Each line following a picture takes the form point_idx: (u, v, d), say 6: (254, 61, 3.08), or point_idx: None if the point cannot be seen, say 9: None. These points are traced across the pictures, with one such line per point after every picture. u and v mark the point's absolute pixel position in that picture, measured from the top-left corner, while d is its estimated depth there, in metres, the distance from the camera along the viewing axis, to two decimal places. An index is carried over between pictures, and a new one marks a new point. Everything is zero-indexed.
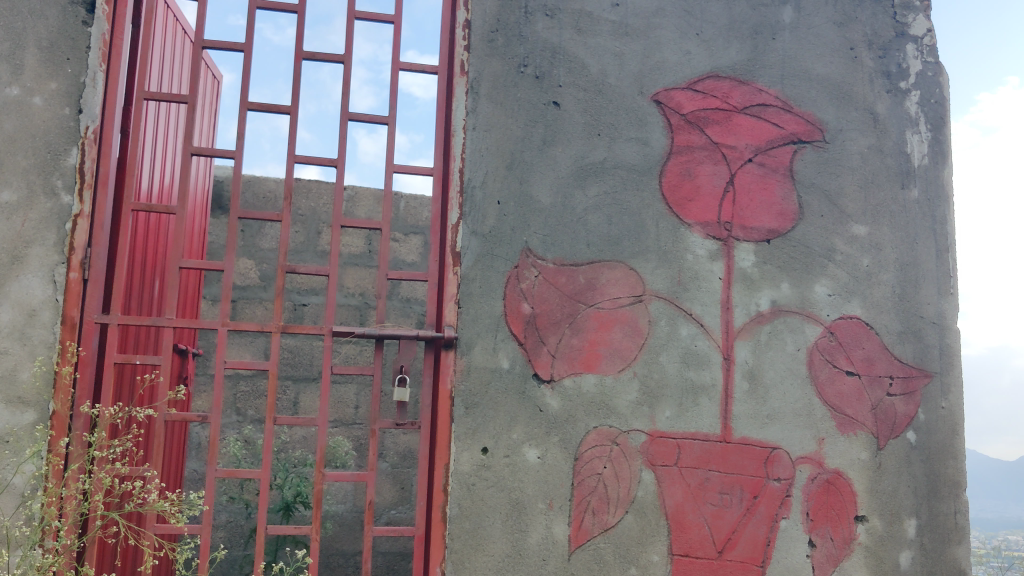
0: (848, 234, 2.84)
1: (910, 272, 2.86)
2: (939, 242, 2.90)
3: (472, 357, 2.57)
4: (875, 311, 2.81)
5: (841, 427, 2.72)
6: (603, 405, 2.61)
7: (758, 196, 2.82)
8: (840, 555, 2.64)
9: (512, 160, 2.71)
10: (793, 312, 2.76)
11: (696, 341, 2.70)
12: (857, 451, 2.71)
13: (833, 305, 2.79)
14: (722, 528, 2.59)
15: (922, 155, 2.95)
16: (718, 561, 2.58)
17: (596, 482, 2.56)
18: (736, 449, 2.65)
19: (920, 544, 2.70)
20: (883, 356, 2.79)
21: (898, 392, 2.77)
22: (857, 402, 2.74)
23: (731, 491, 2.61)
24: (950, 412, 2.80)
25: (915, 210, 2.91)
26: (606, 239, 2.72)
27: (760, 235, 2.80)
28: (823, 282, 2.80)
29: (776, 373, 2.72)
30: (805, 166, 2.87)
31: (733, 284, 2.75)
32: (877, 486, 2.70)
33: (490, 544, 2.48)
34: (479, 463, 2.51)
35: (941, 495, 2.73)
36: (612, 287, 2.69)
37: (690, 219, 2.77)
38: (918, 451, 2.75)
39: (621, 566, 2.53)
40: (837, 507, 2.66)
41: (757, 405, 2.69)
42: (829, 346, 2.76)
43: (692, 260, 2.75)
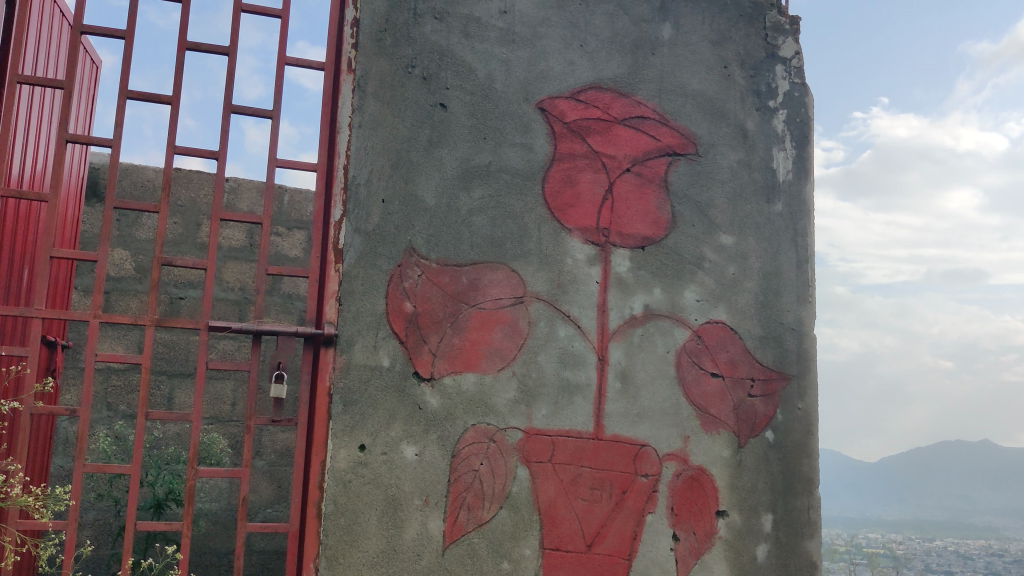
0: (716, 243, 2.99)
1: (772, 281, 3.03)
2: (800, 253, 3.09)
3: (352, 354, 2.59)
4: (739, 317, 2.97)
5: (705, 426, 2.86)
6: (481, 403, 2.67)
7: (634, 204, 2.94)
8: (702, 548, 2.78)
9: (398, 160, 2.74)
10: (663, 316, 2.89)
11: (573, 343, 2.79)
12: (720, 449, 2.86)
13: (701, 310, 2.93)
14: (592, 523, 2.69)
15: (787, 171, 3.13)
16: (588, 555, 2.67)
17: (472, 479, 2.61)
18: (607, 446, 2.76)
19: (776, 538, 2.86)
20: (746, 359, 2.95)
21: (758, 393, 2.94)
22: (720, 402, 2.89)
23: (601, 487, 2.72)
24: (806, 413, 2.98)
25: (779, 222, 3.08)
26: (489, 241, 2.78)
27: (635, 242, 2.91)
28: (692, 288, 2.94)
29: (647, 374, 2.84)
30: (679, 178, 3.00)
31: (609, 288, 2.86)
32: (736, 482, 2.85)
33: (365, 540, 2.50)
34: (356, 460, 2.54)
35: (795, 491, 2.90)
36: (493, 288, 2.75)
37: (570, 224, 2.86)
38: (775, 450, 2.91)
39: (494, 561, 2.59)
40: (700, 501, 2.80)
41: (628, 404, 2.81)
42: (696, 349, 2.90)
43: (570, 264, 2.84)
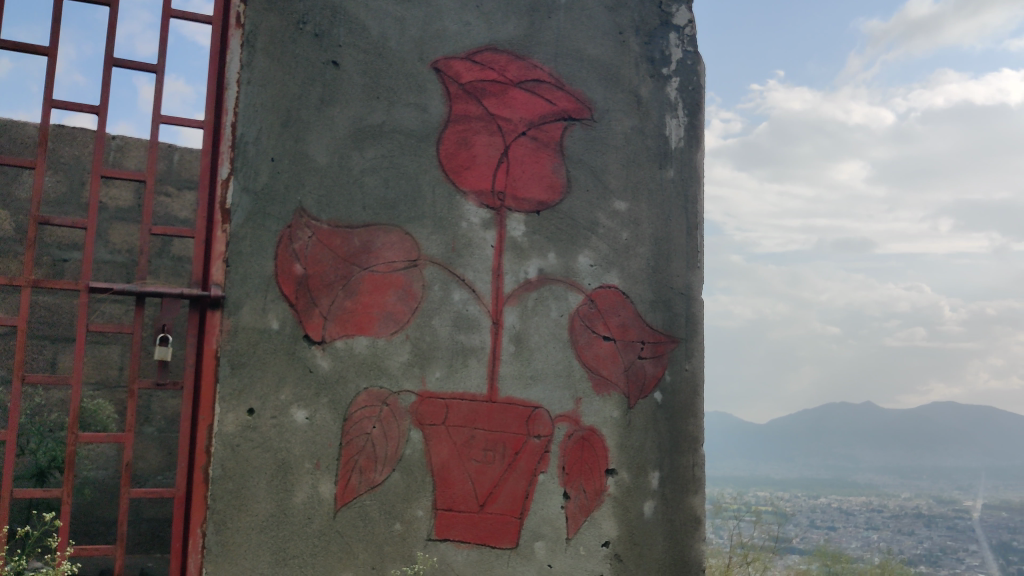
0: (609, 209, 3.03)
1: (663, 246, 3.09)
2: (690, 219, 3.15)
3: (240, 317, 2.53)
4: (631, 282, 3.02)
5: (596, 388, 2.92)
6: (374, 366, 2.65)
7: (529, 168, 2.95)
8: (592, 506, 2.84)
9: (287, 118, 2.68)
10: (557, 280, 2.92)
11: (467, 306, 2.80)
12: (610, 410, 2.92)
13: (594, 275, 2.97)
14: (484, 483, 2.72)
15: (679, 138, 3.19)
16: (480, 515, 2.70)
17: (364, 442, 2.60)
18: (501, 408, 2.78)
19: (662, 494, 2.94)
20: (636, 323, 3.01)
21: (648, 355, 3.01)
22: (611, 364, 2.95)
23: (494, 448, 2.74)
24: (693, 374, 3.07)
25: (670, 189, 3.14)
26: (382, 203, 2.75)
27: (530, 206, 2.93)
28: (586, 253, 2.97)
29: (541, 337, 2.87)
30: (574, 143, 3.02)
31: (504, 252, 2.87)
32: (625, 442, 2.92)
33: (254, 504, 2.47)
34: (245, 424, 2.49)
35: (681, 449, 3.00)
36: (386, 251, 2.72)
37: (465, 187, 2.85)
38: (663, 410, 2.99)
39: (386, 523, 2.59)
40: (590, 461, 2.85)
41: (522, 366, 2.83)
42: (588, 313, 2.94)
43: (466, 227, 2.83)
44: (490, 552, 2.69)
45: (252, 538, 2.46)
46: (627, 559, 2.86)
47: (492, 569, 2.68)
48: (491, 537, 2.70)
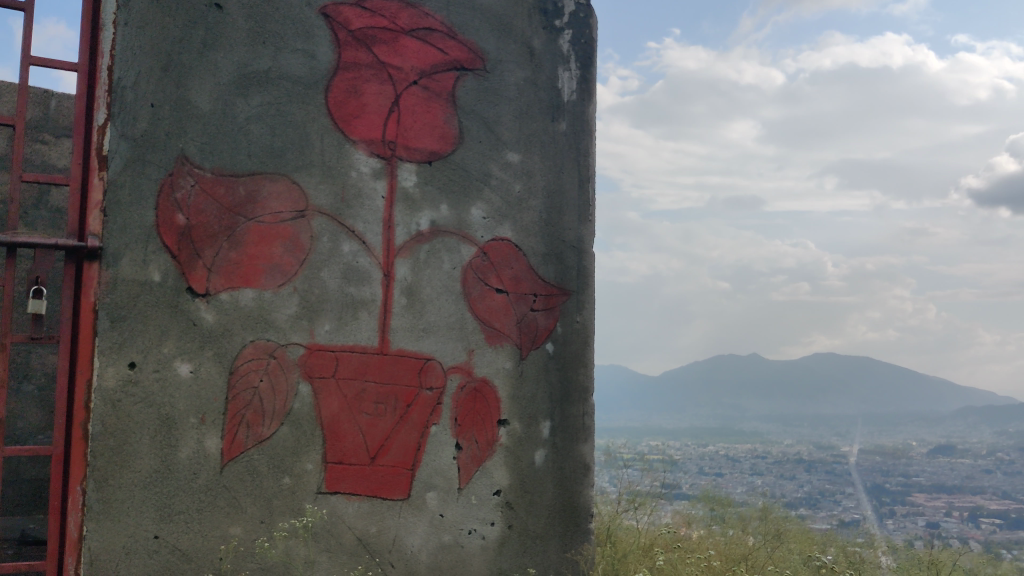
0: (502, 160, 3.00)
1: (556, 199, 3.09)
2: (582, 172, 3.16)
3: (119, 268, 2.45)
4: (524, 235, 3.01)
5: (489, 339, 2.90)
6: (261, 319, 2.59)
7: (420, 118, 2.90)
8: (484, 456, 2.83)
9: (168, 62, 2.57)
10: (449, 233, 2.87)
11: (357, 258, 2.74)
12: (502, 361, 2.91)
13: (487, 227, 2.94)
14: (376, 435, 2.68)
15: (571, 91, 3.19)
16: (371, 467, 2.66)
17: (252, 396, 2.55)
18: (392, 360, 2.73)
19: (553, 443, 2.96)
20: (529, 276, 3.00)
21: (540, 307, 3.01)
22: (504, 316, 2.93)
23: (386, 401, 2.70)
24: (584, 325, 3.09)
25: (563, 141, 3.14)
26: (268, 151, 2.67)
27: (421, 156, 2.87)
28: (479, 205, 2.94)
29: (433, 289, 2.82)
30: (467, 93, 2.98)
31: (394, 203, 2.81)
32: (517, 392, 2.92)
33: (136, 460, 2.41)
34: (126, 378, 2.42)
35: (572, 399, 3.02)
36: (273, 201, 2.65)
37: (355, 136, 2.79)
38: (555, 360, 3.00)
39: (274, 476, 2.55)
40: (482, 412, 2.84)
41: (413, 319, 2.78)
42: (481, 266, 2.91)
43: (355, 177, 2.77)
44: (380, 504, 2.67)
45: (134, 495, 2.41)
46: (518, 507, 2.87)
47: (383, 520, 2.66)
48: (383, 489, 2.67)
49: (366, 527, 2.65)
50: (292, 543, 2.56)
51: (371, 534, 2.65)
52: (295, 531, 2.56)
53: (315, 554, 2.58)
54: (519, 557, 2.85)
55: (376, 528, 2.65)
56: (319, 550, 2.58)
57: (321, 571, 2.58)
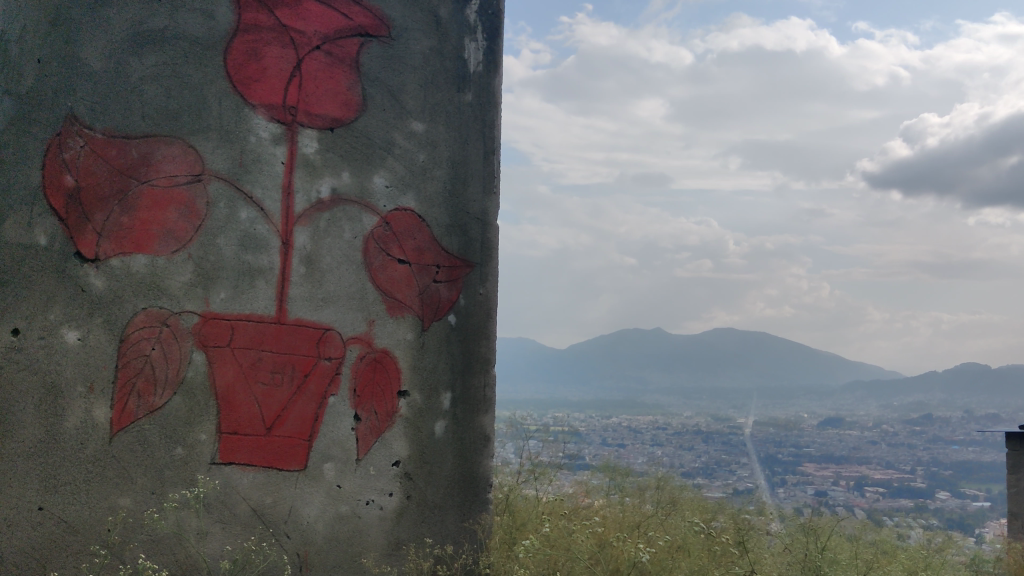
0: (406, 129, 2.94)
1: (460, 169, 3.05)
2: (487, 144, 3.13)
3: (4, 232, 2.41)
4: (427, 205, 2.96)
5: (390, 310, 2.84)
6: (153, 286, 2.52)
7: (323, 83, 2.82)
8: (383, 427, 2.79)
9: (56, 17, 2.52)
10: (350, 201, 2.81)
11: (255, 225, 2.66)
12: (403, 332, 2.86)
13: (389, 196, 2.88)
14: (272, 406, 2.62)
15: (478, 62, 3.14)
16: (266, 438, 2.61)
17: (143, 364, 2.48)
18: (290, 330, 2.66)
19: (453, 414, 2.94)
20: (432, 247, 2.96)
21: (443, 279, 2.97)
22: (405, 287, 2.88)
23: (282, 371, 2.64)
24: (487, 298, 3.07)
25: (468, 112, 3.09)
26: (163, 113, 2.58)
27: (323, 123, 2.80)
28: (381, 173, 2.87)
29: (333, 259, 2.76)
30: (371, 60, 2.91)
31: (294, 169, 2.74)
32: (418, 363, 2.88)
33: (20, 429, 2.36)
34: (10, 345, 2.38)
35: (473, 370, 3.00)
36: (168, 164, 2.58)
37: (254, 100, 2.70)
38: (457, 332, 2.98)
39: (166, 447, 2.49)
40: (381, 383, 2.80)
41: (312, 288, 2.71)
42: (383, 236, 2.85)
43: (254, 142, 2.69)
44: (276, 475, 2.62)
45: (18, 465, 2.35)
46: (416, 478, 2.85)
47: (279, 491, 2.62)
48: (278, 460, 2.62)
49: (262, 497, 2.60)
50: (183, 514, 2.50)
51: (266, 505, 2.60)
52: (187, 502, 2.50)
53: (208, 525, 2.53)
54: (417, 527, 2.85)
55: (271, 499, 2.61)
56: (212, 521, 2.53)
57: (213, 542, 2.54)
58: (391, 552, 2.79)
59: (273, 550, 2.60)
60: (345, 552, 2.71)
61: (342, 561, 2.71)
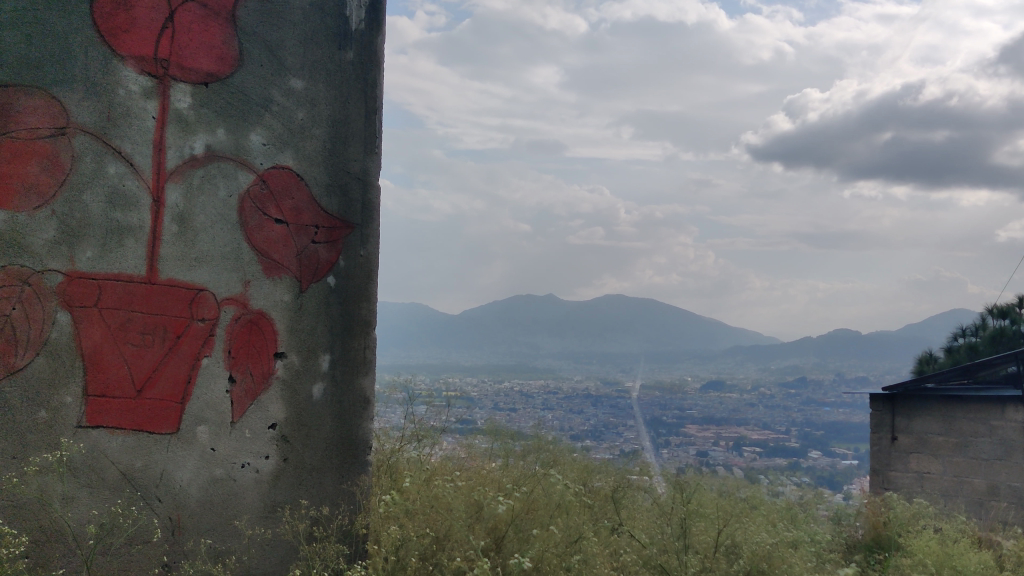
0: (284, 86, 2.87)
1: (340, 128, 3.00)
2: (369, 104, 3.09)
3: None
4: (306, 164, 2.91)
5: (266, 271, 2.79)
6: (13, 244, 2.42)
7: (197, 37, 2.73)
8: (259, 389, 2.76)
9: None
10: (225, 158, 2.73)
11: (124, 182, 2.57)
12: (280, 293, 2.82)
13: (266, 154, 2.82)
14: (142, 367, 2.55)
15: (359, 20, 3.08)
16: (137, 401, 2.54)
17: (2, 323, 2.40)
18: (161, 291, 2.59)
19: (332, 376, 2.92)
20: (311, 207, 2.91)
21: (322, 240, 2.94)
22: (283, 248, 2.84)
23: (153, 332, 2.57)
24: (368, 259, 3.04)
25: (349, 70, 3.04)
26: (23, 63, 2.47)
27: (197, 78, 2.71)
28: (258, 130, 2.81)
29: (207, 218, 2.68)
30: (248, 14, 2.82)
31: (166, 125, 2.65)
32: (296, 325, 2.85)
33: None
34: None
35: (353, 333, 2.98)
36: (28, 117, 2.47)
37: (123, 52, 2.59)
38: (336, 294, 2.95)
39: (28, 410, 2.41)
40: (257, 344, 2.76)
41: (185, 248, 2.64)
42: (259, 194, 2.80)
43: (123, 95, 2.58)
44: (147, 438, 2.56)
45: None
46: (294, 440, 2.83)
47: (150, 454, 2.56)
48: (149, 423, 2.56)
49: (131, 461, 2.53)
50: (47, 479, 2.42)
51: (136, 469, 2.54)
52: (50, 466, 2.42)
53: (74, 491, 2.46)
54: (294, 489, 2.83)
55: (141, 462, 2.55)
56: (78, 485, 2.46)
57: (80, 507, 2.46)
58: (267, 514, 2.77)
59: (143, 514, 2.54)
60: (219, 515, 2.67)
61: (215, 524, 2.67)
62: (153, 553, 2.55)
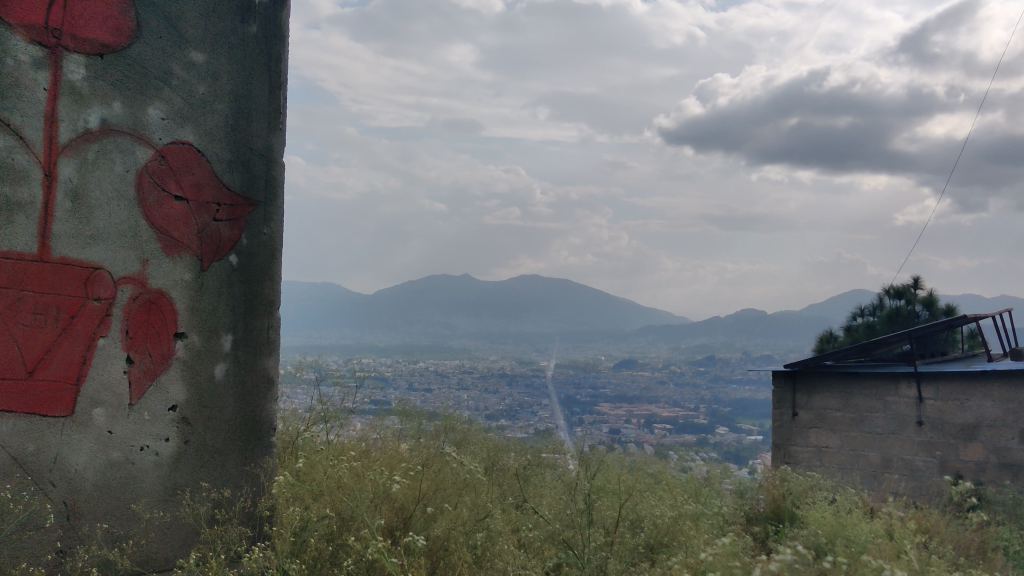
0: (184, 60, 2.79)
1: (243, 103, 2.95)
2: (273, 78, 3.05)
3: None
4: (207, 139, 2.85)
5: (166, 249, 2.73)
6: None
7: (90, 5, 2.60)
8: (158, 370, 2.70)
9: None
10: (122, 133, 2.64)
11: (13, 155, 2.43)
12: (181, 272, 2.76)
13: (165, 129, 2.74)
14: (34, 348, 2.44)
15: None
16: (28, 382, 2.44)
17: None
18: (54, 269, 2.49)
19: (234, 356, 2.88)
20: (212, 183, 2.86)
21: (223, 218, 2.89)
22: (183, 225, 2.77)
23: (45, 311, 2.46)
24: (271, 238, 3.02)
25: (253, 44, 2.98)
26: None
27: (91, 49, 2.59)
28: (156, 105, 2.72)
29: (103, 193, 2.59)
30: None
31: (58, 97, 2.53)
32: (197, 304, 2.80)
33: None
34: None
35: (255, 312, 2.95)
36: None
37: (11, 20, 2.44)
38: (238, 273, 2.91)
39: None
40: (156, 324, 2.69)
41: (79, 225, 2.54)
42: (158, 170, 2.72)
43: (12, 65, 2.43)
44: (40, 421, 2.46)
45: None
46: (195, 422, 2.78)
47: (43, 437, 2.46)
48: (43, 405, 2.47)
49: (24, 445, 2.42)
50: None
51: (28, 453, 2.43)
52: None
53: None
54: (194, 472, 2.78)
55: (34, 446, 2.44)
56: None
57: None
58: (166, 497, 2.72)
59: (36, 499, 2.43)
60: (116, 499, 2.61)
61: (113, 508, 2.60)
62: (47, 538, 2.44)
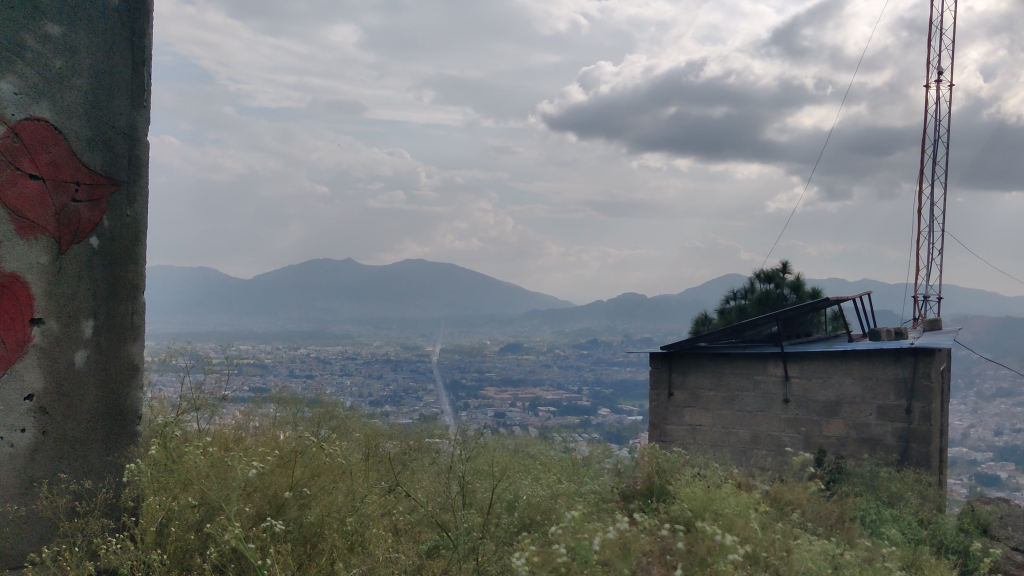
0: (40, 32, 2.64)
1: (105, 80, 2.81)
2: (136, 54, 2.91)
3: None
4: (65, 117, 2.71)
5: (20, 231, 2.60)
6: None
7: None
8: (12, 358, 2.57)
9: None
10: None
11: None
12: (36, 256, 2.63)
13: (19, 105, 2.60)
14: None
15: None
16: None
17: None
18: None
19: (95, 343, 2.77)
20: (70, 162, 2.73)
21: (84, 199, 2.76)
22: (38, 206, 2.64)
23: None
24: (135, 220, 2.91)
25: (114, 18, 2.84)
26: None
27: None
28: (9, 79, 2.57)
29: None
30: None
31: None
32: (55, 289, 2.67)
33: None
34: None
35: (119, 297, 2.84)
36: None
37: None
38: (100, 256, 2.80)
39: None
40: (10, 310, 2.57)
41: None
42: (11, 148, 2.58)
43: None
44: None
45: None
46: (53, 412, 2.66)
47: None
48: None
49: None
50: None
51: None
52: None
53: None
54: (52, 464, 2.66)
55: None
56: None
57: None
58: (23, 490, 2.59)
59: None
60: None
61: None
62: None
